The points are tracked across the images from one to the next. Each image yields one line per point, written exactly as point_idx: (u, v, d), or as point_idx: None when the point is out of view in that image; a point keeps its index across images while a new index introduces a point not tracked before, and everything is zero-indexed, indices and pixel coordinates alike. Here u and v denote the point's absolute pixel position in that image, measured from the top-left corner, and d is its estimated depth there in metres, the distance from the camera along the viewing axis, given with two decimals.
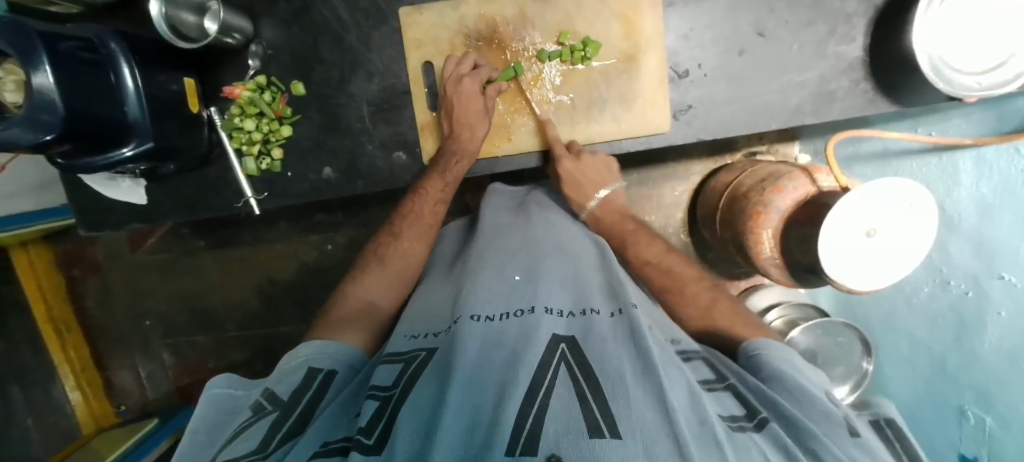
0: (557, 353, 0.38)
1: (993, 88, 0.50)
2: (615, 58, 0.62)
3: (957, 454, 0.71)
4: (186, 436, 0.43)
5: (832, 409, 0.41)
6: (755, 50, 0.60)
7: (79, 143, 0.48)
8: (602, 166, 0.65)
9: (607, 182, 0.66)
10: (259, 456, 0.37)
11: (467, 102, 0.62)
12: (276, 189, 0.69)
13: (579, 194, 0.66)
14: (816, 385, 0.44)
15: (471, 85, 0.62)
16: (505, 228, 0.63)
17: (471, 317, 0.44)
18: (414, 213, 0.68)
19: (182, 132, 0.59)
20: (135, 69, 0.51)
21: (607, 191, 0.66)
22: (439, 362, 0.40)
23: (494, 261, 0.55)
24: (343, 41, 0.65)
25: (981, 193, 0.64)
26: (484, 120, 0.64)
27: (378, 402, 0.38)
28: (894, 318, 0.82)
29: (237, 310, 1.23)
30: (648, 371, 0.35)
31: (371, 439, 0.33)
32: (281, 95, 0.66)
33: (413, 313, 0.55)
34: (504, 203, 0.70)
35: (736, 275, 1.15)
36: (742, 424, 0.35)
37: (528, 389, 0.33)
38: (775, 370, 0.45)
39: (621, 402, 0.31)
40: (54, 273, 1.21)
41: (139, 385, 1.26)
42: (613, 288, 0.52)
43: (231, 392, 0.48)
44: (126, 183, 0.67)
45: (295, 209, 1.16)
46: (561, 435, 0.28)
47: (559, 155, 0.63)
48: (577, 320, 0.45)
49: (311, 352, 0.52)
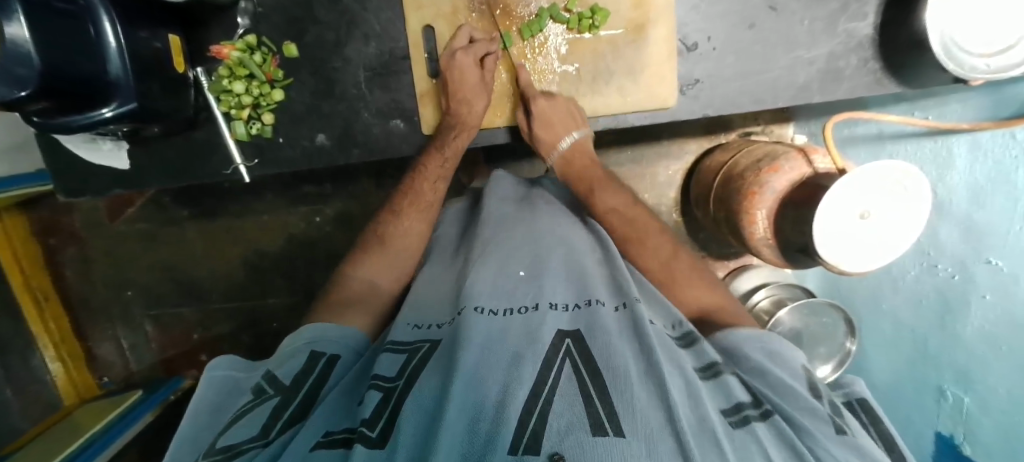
0: (562, 348, 0.38)
1: (1003, 70, 0.48)
2: (623, 27, 0.61)
3: (933, 431, 0.74)
4: (186, 418, 0.43)
5: (815, 405, 0.41)
6: (766, 24, 0.59)
7: (60, 101, 0.45)
8: (573, 109, 0.63)
9: (577, 126, 0.64)
10: (262, 443, 0.37)
11: (462, 75, 0.60)
12: (266, 156, 0.66)
13: (548, 134, 0.63)
14: (798, 379, 0.45)
15: (466, 59, 0.60)
16: (510, 219, 0.63)
17: (474, 309, 0.44)
18: (415, 190, 0.67)
19: (166, 93, 0.56)
20: (117, 24, 0.48)
21: (576, 134, 0.63)
22: (443, 355, 0.40)
23: (500, 254, 0.54)
24: (339, 0, 0.62)
25: (973, 178, 0.65)
26: (482, 93, 0.62)
27: (380, 394, 0.38)
28: (880, 297, 0.85)
29: (224, 283, 1.22)
30: (651, 368, 0.36)
31: (375, 432, 0.33)
32: (272, 57, 0.63)
33: (415, 301, 0.54)
34: (507, 194, 0.70)
35: (726, 255, 1.16)
36: (747, 416, 0.36)
37: (533, 384, 0.33)
38: (760, 365, 0.45)
39: (625, 399, 0.32)
40: (31, 243, 1.17)
41: (123, 357, 1.25)
42: (615, 281, 0.52)
43: (232, 374, 0.48)
44: (108, 146, 0.64)
45: (283, 180, 1.14)
46: (564, 433, 0.29)
47: (531, 93, 0.62)
48: (582, 312, 0.45)
49: (313, 335, 0.51)
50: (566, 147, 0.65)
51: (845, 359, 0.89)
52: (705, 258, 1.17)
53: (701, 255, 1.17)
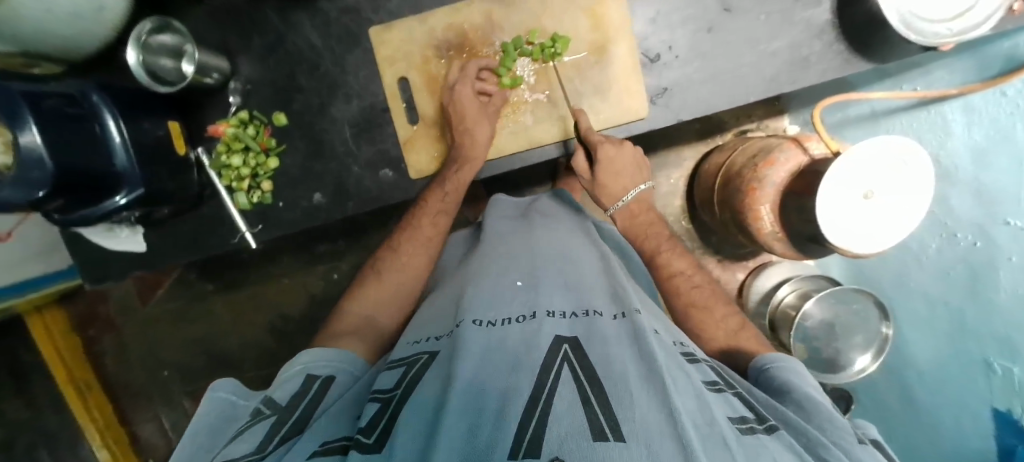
0: (560, 353, 0.38)
1: (965, 32, 0.49)
2: (585, 50, 0.63)
3: (990, 409, 0.67)
4: (183, 440, 0.43)
5: (837, 418, 0.41)
6: (723, 26, 0.61)
7: (72, 196, 0.49)
8: (637, 156, 0.67)
9: (642, 176, 0.68)
10: (258, 457, 0.37)
11: (462, 108, 0.63)
12: (269, 221, 0.69)
13: (617, 184, 0.66)
14: (822, 396, 0.45)
15: (464, 90, 0.63)
16: (506, 235, 0.64)
17: (472, 321, 0.44)
18: (414, 228, 0.67)
19: (172, 175, 0.60)
20: (120, 120, 0.52)
21: (642, 186, 0.68)
22: (441, 366, 0.40)
23: (497, 265, 0.55)
24: (319, 68, 0.67)
25: (974, 140, 0.66)
26: (483, 121, 0.63)
27: (379, 404, 0.38)
28: (906, 277, 0.81)
29: (253, 350, 1.24)
30: (652, 373, 0.35)
31: (370, 438, 0.34)
32: (264, 128, 0.67)
33: (418, 322, 0.55)
34: (507, 211, 0.71)
35: (743, 255, 1.13)
36: (752, 427, 0.35)
37: (531, 391, 0.33)
38: (784, 382, 0.45)
39: (624, 404, 0.31)
40: (70, 334, 1.23)
41: (165, 436, 1.26)
42: (615, 292, 0.51)
43: (231, 399, 0.47)
44: (124, 233, 0.68)
45: (298, 242, 1.18)
46: (564, 436, 0.28)
47: (596, 140, 0.61)
48: (580, 321, 0.44)
49: (309, 359, 0.52)
50: (631, 199, 0.68)
51: (885, 345, 0.82)
52: (722, 261, 1.14)
53: (718, 260, 1.15)
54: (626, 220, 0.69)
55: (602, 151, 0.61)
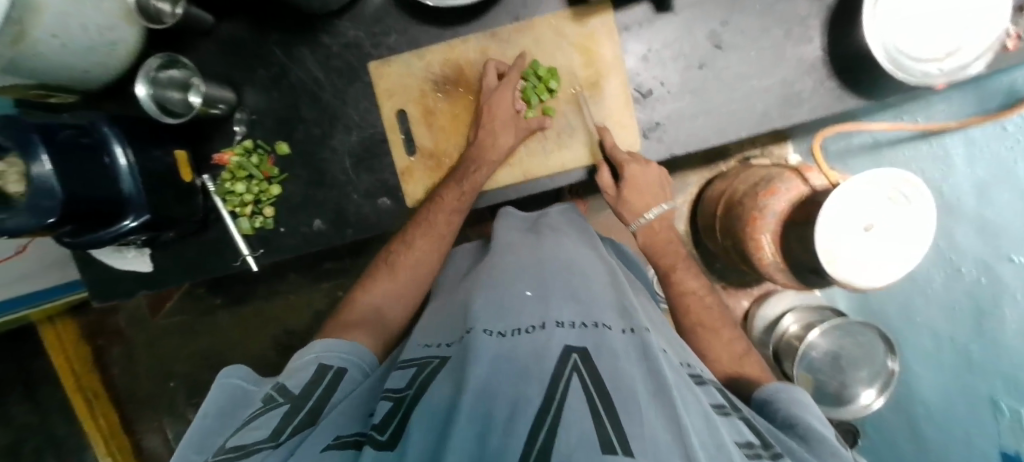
0: (569, 363, 0.37)
1: (955, 72, 0.50)
2: (578, 86, 0.65)
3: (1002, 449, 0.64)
4: (195, 421, 0.43)
5: (841, 451, 0.39)
6: (714, 63, 0.62)
7: (81, 222, 0.50)
8: (660, 175, 0.65)
9: (666, 195, 0.67)
10: (271, 444, 0.37)
11: (496, 108, 0.63)
12: (270, 245, 0.71)
13: (638, 201, 0.65)
14: (830, 430, 0.43)
15: (503, 94, 0.63)
16: (516, 245, 0.64)
17: (484, 330, 0.43)
18: (427, 221, 0.65)
19: (179, 200, 0.62)
20: (128, 149, 0.54)
21: (665, 205, 0.66)
22: (452, 370, 0.40)
23: (505, 276, 0.55)
24: (320, 98, 0.69)
25: (978, 175, 0.66)
26: (510, 128, 0.64)
27: (391, 403, 0.38)
28: (913, 310, 0.77)
29: (257, 365, 1.24)
30: (662, 393, 0.34)
31: (384, 435, 0.34)
32: (267, 156, 0.69)
33: (427, 326, 0.55)
34: (517, 224, 0.72)
35: (747, 283, 1.11)
36: (758, 453, 0.34)
37: (542, 403, 0.32)
38: (789, 416, 0.44)
39: (633, 419, 0.30)
40: (81, 344, 1.25)
41: (168, 447, 1.27)
42: (624, 307, 0.50)
43: (244, 385, 0.48)
44: (132, 253, 0.71)
45: (305, 261, 1.20)
46: (574, 446, 0.27)
47: (622, 159, 0.62)
48: (589, 331, 0.43)
49: (322, 349, 0.51)
50: (654, 216, 0.67)
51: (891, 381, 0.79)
52: (726, 288, 1.13)
53: (722, 286, 1.13)
54: (647, 234, 0.69)
55: (629, 170, 0.62)
